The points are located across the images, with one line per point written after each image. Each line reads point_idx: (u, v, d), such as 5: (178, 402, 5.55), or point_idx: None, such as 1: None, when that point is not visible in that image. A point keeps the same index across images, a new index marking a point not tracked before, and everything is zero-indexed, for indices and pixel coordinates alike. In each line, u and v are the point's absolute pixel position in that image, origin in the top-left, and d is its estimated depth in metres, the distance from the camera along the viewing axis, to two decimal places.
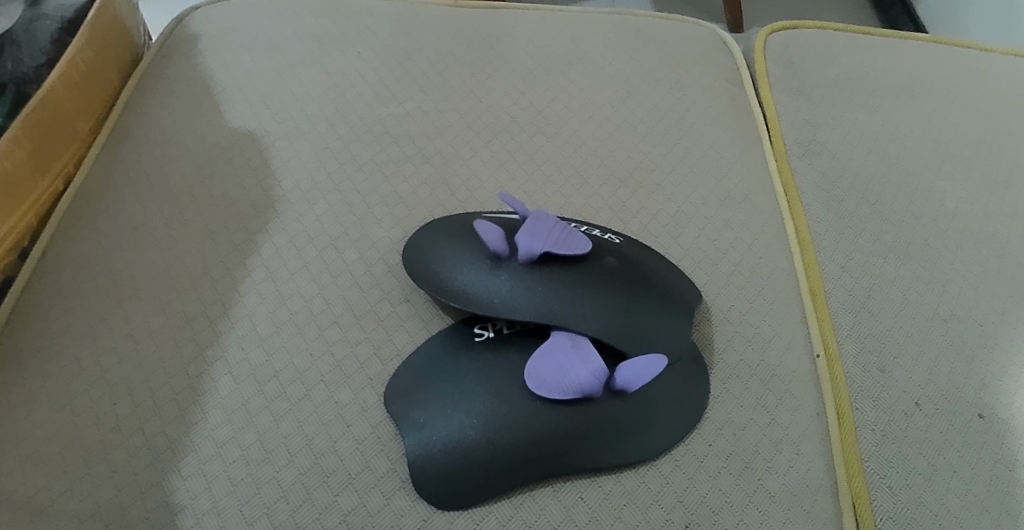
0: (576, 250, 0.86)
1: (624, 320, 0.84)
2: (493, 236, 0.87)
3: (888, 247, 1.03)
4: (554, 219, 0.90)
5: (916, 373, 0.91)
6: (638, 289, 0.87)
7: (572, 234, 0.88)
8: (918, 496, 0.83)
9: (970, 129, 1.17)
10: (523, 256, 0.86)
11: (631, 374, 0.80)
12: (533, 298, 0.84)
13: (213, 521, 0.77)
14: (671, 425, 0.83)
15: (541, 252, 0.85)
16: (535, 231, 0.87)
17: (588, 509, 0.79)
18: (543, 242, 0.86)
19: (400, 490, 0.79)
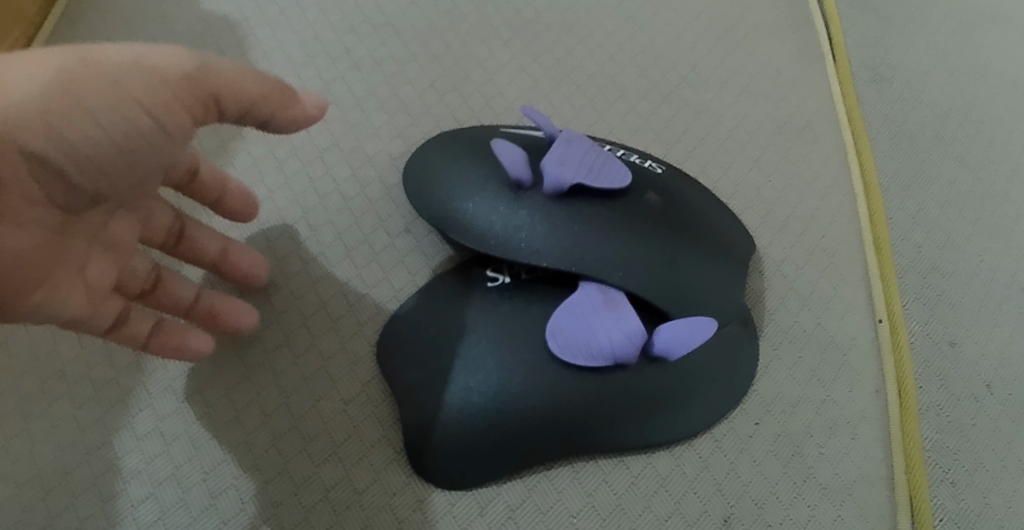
0: (614, 184, 0.70)
1: (664, 272, 0.69)
2: (512, 160, 0.70)
3: (965, 196, 0.88)
4: (591, 143, 0.73)
5: (989, 349, 0.79)
6: (686, 236, 0.72)
7: (612, 165, 0.71)
8: (984, 495, 0.72)
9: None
10: (548, 189, 0.69)
11: (673, 337, 0.66)
12: (557, 238, 0.68)
13: (171, 492, 0.65)
14: (715, 399, 0.71)
15: (572, 185, 0.69)
16: (565, 157, 0.70)
17: (612, 495, 0.68)
18: (574, 173, 0.69)
19: (393, 463, 0.67)
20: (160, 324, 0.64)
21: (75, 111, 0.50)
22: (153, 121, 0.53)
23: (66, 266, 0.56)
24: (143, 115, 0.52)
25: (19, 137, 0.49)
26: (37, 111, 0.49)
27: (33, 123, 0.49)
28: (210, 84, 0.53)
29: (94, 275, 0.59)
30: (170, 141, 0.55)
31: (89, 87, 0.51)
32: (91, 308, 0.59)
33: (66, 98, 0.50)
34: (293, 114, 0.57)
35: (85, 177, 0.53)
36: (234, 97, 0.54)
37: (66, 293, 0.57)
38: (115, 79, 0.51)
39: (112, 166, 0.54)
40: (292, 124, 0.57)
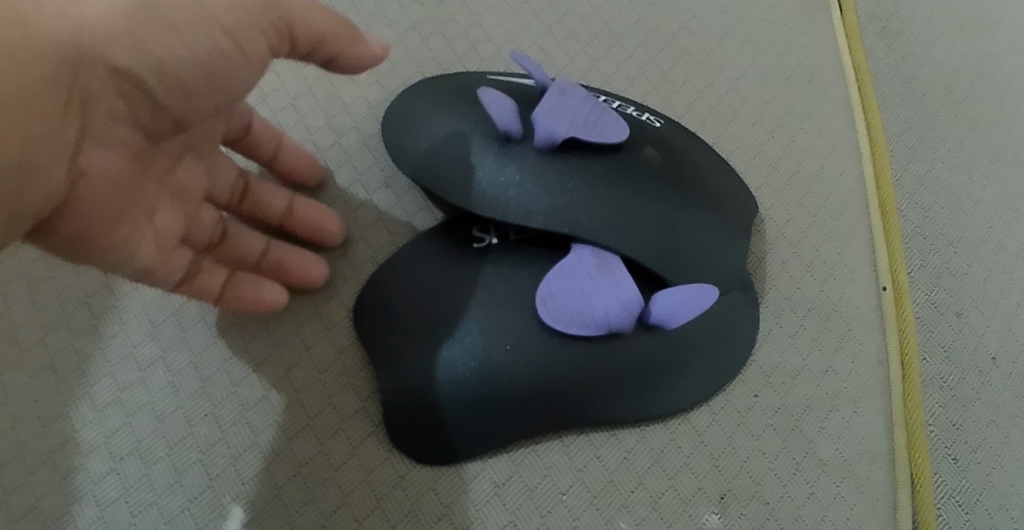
0: (610, 138, 0.64)
1: (665, 235, 0.64)
2: (501, 110, 0.64)
3: (974, 158, 0.84)
4: (585, 94, 0.67)
5: (996, 320, 0.76)
6: (686, 196, 0.66)
7: (609, 117, 0.65)
8: (985, 473, 0.70)
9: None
10: (540, 142, 0.63)
11: (671, 305, 0.62)
12: (551, 198, 0.62)
13: (134, 468, 0.60)
14: (713, 371, 0.67)
15: (566, 137, 0.63)
16: (559, 108, 0.64)
17: (604, 471, 0.63)
18: (568, 125, 0.63)
19: (371, 437, 0.63)
20: (230, 276, 0.63)
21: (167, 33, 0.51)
22: (230, 50, 0.54)
23: (141, 203, 0.58)
24: (224, 42, 0.53)
25: (111, 56, 0.50)
26: (128, 32, 0.50)
27: (126, 42, 0.50)
28: (288, 13, 0.53)
29: (160, 219, 0.59)
30: (244, 72, 0.56)
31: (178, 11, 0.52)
32: (163, 255, 0.60)
33: (154, 17, 0.51)
34: (357, 48, 0.56)
35: (169, 102, 0.55)
36: (309, 29, 0.54)
37: (139, 231, 0.58)
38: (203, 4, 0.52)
39: (192, 96, 0.55)
40: (354, 59, 0.57)
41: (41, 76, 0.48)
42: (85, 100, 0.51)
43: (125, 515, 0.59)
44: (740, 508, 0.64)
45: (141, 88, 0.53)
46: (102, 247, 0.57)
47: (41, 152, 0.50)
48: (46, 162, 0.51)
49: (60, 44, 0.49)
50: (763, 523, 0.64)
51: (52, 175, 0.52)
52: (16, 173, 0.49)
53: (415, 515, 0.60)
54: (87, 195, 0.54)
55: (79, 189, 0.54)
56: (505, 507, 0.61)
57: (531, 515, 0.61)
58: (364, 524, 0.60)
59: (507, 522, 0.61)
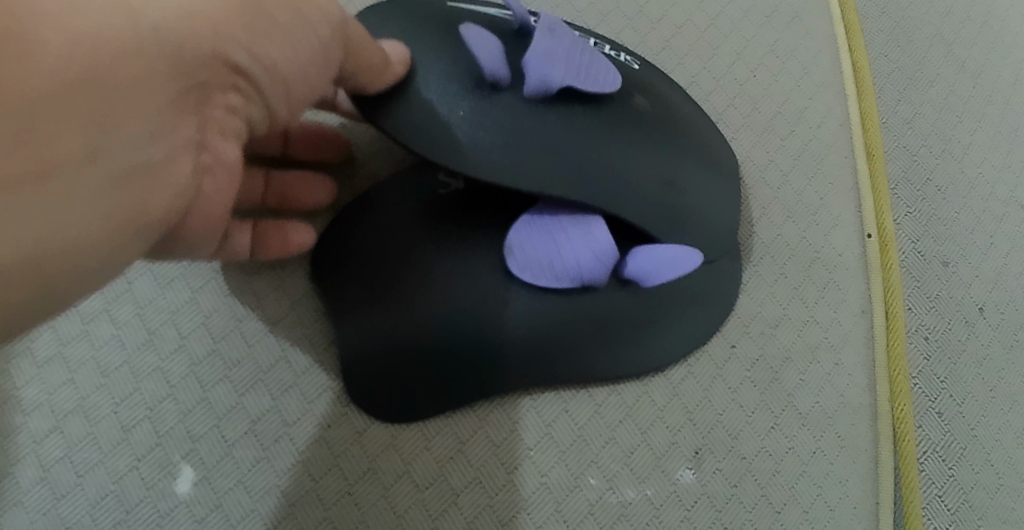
0: (606, 87, 0.55)
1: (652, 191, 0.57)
2: (489, 48, 0.52)
3: (964, 102, 0.80)
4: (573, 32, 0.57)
5: (984, 270, 0.73)
6: (673, 148, 0.60)
7: (602, 62, 0.57)
8: (971, 427, 0.67)
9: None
10: (532, 88, 0.53)
11: (647, 261, 0.58)
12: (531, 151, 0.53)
13: (78, 426, 0.57)
14: (691, 328, 0.63)
15: (562, 85, 0.53)
16: (553, 48, 0.54)
17: (574, 426, 0.60)
18: (563, 71, 0.53)
19: (327, 392, 0.59)
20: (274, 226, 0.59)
21: (268, 28, 0.43)
22: (334, 51, 0.48)
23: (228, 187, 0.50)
24: (337, 40, 0.47)
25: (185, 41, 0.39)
26: (236, 20, 0.42)
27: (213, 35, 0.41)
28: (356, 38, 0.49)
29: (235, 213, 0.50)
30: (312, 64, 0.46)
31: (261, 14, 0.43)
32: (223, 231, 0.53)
33: (259, 3, 0.43)
34: (378, 61, 0.50)
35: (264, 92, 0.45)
36: (357, 36, 0.49)
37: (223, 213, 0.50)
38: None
39: (298, 90, 0.48)
40: (370, 67, 0.50)
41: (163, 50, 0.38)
42: (204, 89, 0.42)
43: (69, 475, 0.56)
44: (716, 462, 0.61)
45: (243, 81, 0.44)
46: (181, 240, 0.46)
47: (161, 145, 0.40)
48: (163, 160, 0.40)
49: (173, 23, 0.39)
50: (740, 478, 0.61)
51: (170, 177, 0.41)
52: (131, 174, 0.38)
53: (374, 473, 0.57)
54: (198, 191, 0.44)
55: (196, 193, 0.44)
56: (469, 464, 0.58)
57: (496, 472, 0.58)
58: (321, 482, 0.57)
59: (471, 479, 0.58)
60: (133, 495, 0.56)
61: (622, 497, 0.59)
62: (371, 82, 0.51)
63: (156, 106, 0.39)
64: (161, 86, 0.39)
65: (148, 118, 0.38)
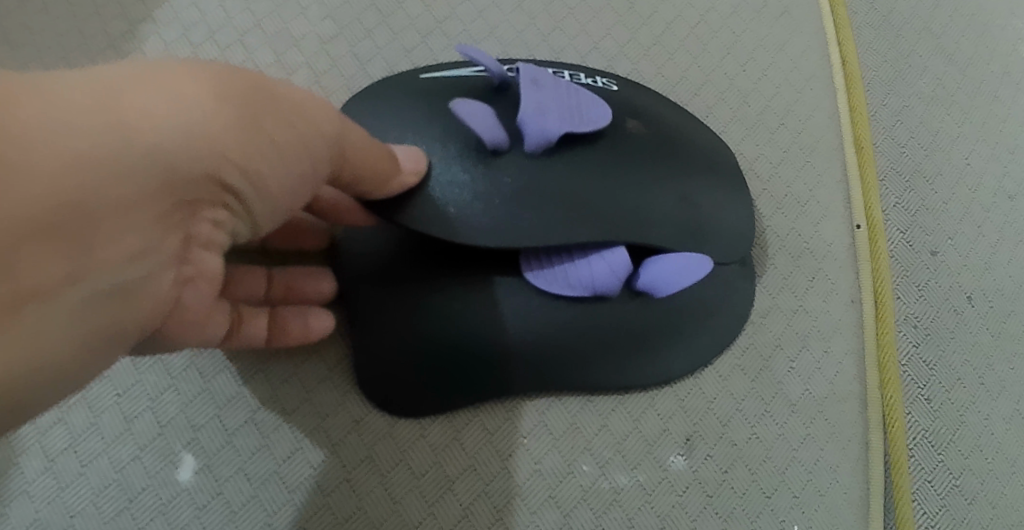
0: (598, 121, 0.56)
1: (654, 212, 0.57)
2: (484, 116, 0.52)
3: (951, 95, 0.81)
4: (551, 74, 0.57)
5: (972, 260, 0.74)
6: (674, 172, 0.59)
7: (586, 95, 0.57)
8: (959, 413, 0.69)
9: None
10: (536, 147, 0.53)
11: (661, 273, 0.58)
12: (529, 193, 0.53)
13: (82, 417, 0.58)
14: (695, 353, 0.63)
15: (561, 135, 0.53)
16: (542, 100, 0.53)
17: (567, 414, 0.61)
18: (557, 120, 0.53)
19: (325, 382, 0.60)
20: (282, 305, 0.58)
21: (267, 147, 0.42)
22: (325, 161, 0.46)
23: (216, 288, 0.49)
24: (329, 151, 0.46)
25: (186, 166, 0.38)
26: (238, 143, 0.40)
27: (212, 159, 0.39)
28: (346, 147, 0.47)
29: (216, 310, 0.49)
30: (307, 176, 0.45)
31: (265, 138, 0.42)
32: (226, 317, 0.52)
33: (259, 123, 0.41)
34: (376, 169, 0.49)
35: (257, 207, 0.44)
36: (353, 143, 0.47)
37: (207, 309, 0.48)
38: (290, 117, 0.43)
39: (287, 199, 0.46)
40: (372, 174, 0.49)
41: (152, 174, 0.37)
42: (192, 207, 0.40)
43: (74, 465, 0.57)
44: (708, 449, 0.62)
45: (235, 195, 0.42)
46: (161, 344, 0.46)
47: (141, 267, 0.38)
48: (144, 279, 0.39)
49: (162, 143, 0.37)
50: (731, 464, 0.62)
51: (150, 295, 0.40)
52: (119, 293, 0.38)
53: (371, 461, 0.58)
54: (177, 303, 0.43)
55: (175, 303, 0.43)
56: (464, 451, 0.59)
57: (491, 459, 0.59)
58: (320, 470, 0.58)
59: (466, 466, 0.59)
60: (136, 484, 0.57)
61: (615, 482, 0.60)
62: (373, 188, 0.50)
63: (139, 232, 0.37)
64: (150, 207, 0.37)
65: (129, 242, 0.37)
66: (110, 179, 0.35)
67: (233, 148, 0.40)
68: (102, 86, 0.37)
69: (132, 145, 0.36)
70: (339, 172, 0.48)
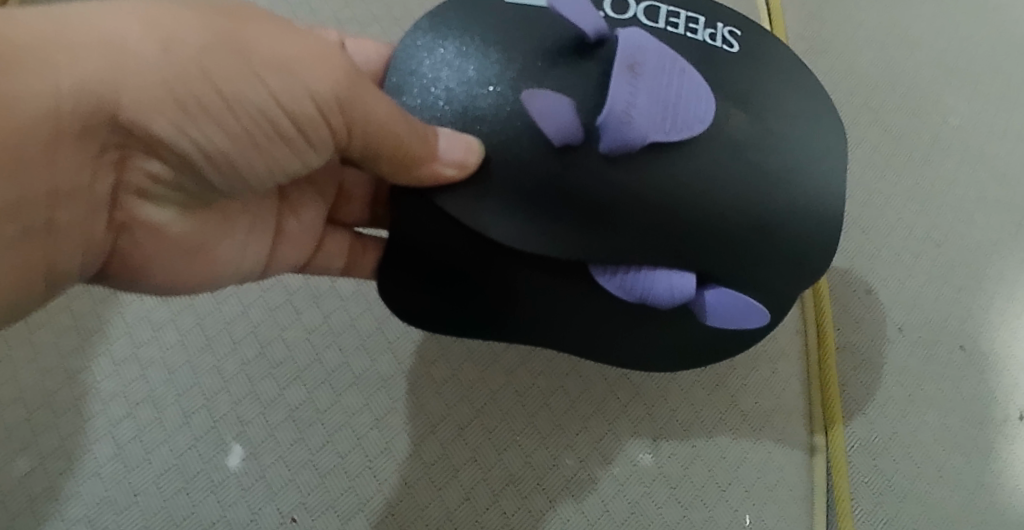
0: (688, 128, 0.49)
1: (700, 246, 0.51)
2: (565, 111, 0.47)
3: (887, 160, 0.94)
4: (657, 42, 0.50)
5: (902, 298, 0.86)
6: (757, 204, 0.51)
7: (692, 76, 0.50)
8: (892, 425, 0.80)
9: (1002, 15, 1.02)
10: (614, 148, 0.48)
11: (715, 311, 0.54)
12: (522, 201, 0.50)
13: (148, 412, 0.70)
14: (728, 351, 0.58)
15: (637, 144, 0.48)
16: (631, 98, 0.47)
17: (553, 416, 0.73)
18: (642, 125, 0.48)
19: (352, 386, 0.72)
20: (367, 244, 0.69)
21: (213, 104, 0.48)
22: (308, 121, 0.50)
23: (227, 229, 0.60)
24: (314, 112, 0.49)
25: (118, 113, 0.47)
26: (168, 96, 0.47)
27: (138, 116, 0.47)
28: (350, 117, 0.49)
29: (249, 257, 0.63)
30: (287, 148, 0.52)
31: (213, 96, 0.47)
32: (249, 254, 0.63)
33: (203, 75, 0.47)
34: (423, 141, 0.48)
35: (206, 170, 0.52)
36: (357, 108, 0.49)
37: (227, 252, 0.61)
38: (256, 72, 0.48)
39: (279, 156, 0.52)
40: (387, 152, 0.50)
41: (76, 117, 0.46)
42: (119, 152, 0.50)
43: (139, 452, 0.69)
44: (671, 449, 0.74)
45: (191, 155, 0.50)
46: (138, 277, 0.59)
47: (68, 206, 0.50)
48: (73, 221, 0.51)
49: (97, 93, 0.45)
50: (691, 462, 0.73)
51: (80, 230, 0.52)
52: (39, 230, 0.50)
53: (388, 451, 0.70)
54: (133, 238, 0.56)
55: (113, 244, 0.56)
56: (467, 446, 0.71)
57: (489, 452, 0.71)
58: (346, 458, 0.69)
59: (468, 458, 0.70)
60: (191, 468, 0.68)
61: (593, 474, 0.71)
62: (394, 172, 0.51)
63: (66, 175, 0.48)
64: (74, 148, 0.47)
65: (50, 182, 0.48)
66: (28, 125, 0.45)
67: (177, 101, 0.47)
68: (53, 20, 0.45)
69: (59, 90, 0.45)
70: (349, 141, 0.52)
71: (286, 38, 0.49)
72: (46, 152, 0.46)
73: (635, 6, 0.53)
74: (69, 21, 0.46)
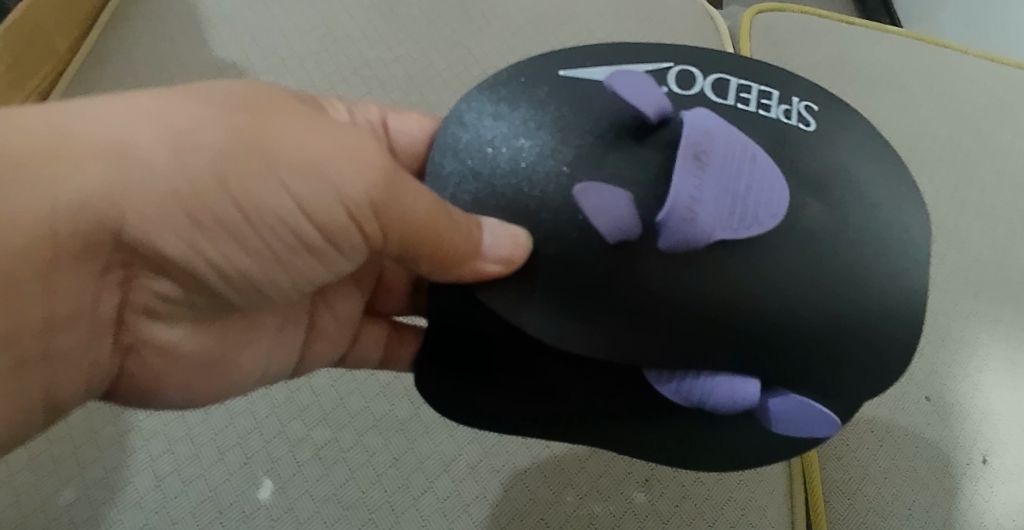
0: (755, 224, 0.54)
1: (738, 332, 0.55)
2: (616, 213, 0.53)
3: None
4: (727, 137, 0.54)
5: None
6: (778, 263, 0.55)
7: (763, 164, 0.55)
8: (865, 467, 0.85)
9: (962, 102, 1.12)
10: (674, 246, 0.53)
11: (774, 412, 0.58)
12: (544, 275, 0.56)
13: (186, 448, 0.77)
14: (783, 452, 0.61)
15: (703, 240, 0.53)
16: (701, 198, 0.52)
17: (554, 458, 0.81)
18: (710, 223, 0.52)
19: (373, 429, 0.80)
20: (403, 336, 0.79)
21: (229, 217, 0.55)
22: (328, 231, 0.57)
23: (231, 337, 0.69)
24: (336, 218, 0.56)
25: (125, 225, 0.54)
26: (178, 208, 0.54)
27: (145, 227, 0.54)
28: (383, 219, 0.56)
29: (269, 363, 0.73)
30: (309, 260, 0.59)
31: (223, 205, 0.54)
32: (275, 353, 0.73)
33: (213, 187, 0.54)
34: (467, 240, 0.54)
35: (218, 285, 0.60)
36: (393, 207, 0.55)
37: (244, 360, 0.71)
38: (277, 179, 0.54)
39: (301, 265, 0.60)
40: (434, 256, 0.57)
41: (85, 233, 0.54)
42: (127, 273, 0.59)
43: (178, 484, 0.76)
44: (662, 488, 0.81)
45: (208, 274, 0.58)
46: (153, 389, 0.68)
47: (73, 331, 0.60)
48: (79, 344, 0.61)
49: (105, 206, 0.53)
50: (680, 500, 0.80)
51: (84, 355, 0.62)
52: (48, 357, 0.60)
53: (405, 487, 0.77)
54: (143, 357, 0.66)
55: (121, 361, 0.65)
56: (476, 483, 0.78)
57: (496, 489, 0.78)
58: (366, 493, 0.76)
59: (477, 494, 0.78)
60: (226, 499, 0.75)
61: (591, 510, 0.78)
62: (435, 271, 0.59)
63: (68, 303, 0.58)
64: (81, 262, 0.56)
65: (57, 308, 0.57)
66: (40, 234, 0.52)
67: (186, 210, 0.54)
68: (71, 134, 0.53)
69: (68, 200, 0.52)
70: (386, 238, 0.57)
71: (309, 138, 0.55)
72: (53, 271, 0.55)
73: (701, 80, 0.60)
74: (80, 134, 0.53)
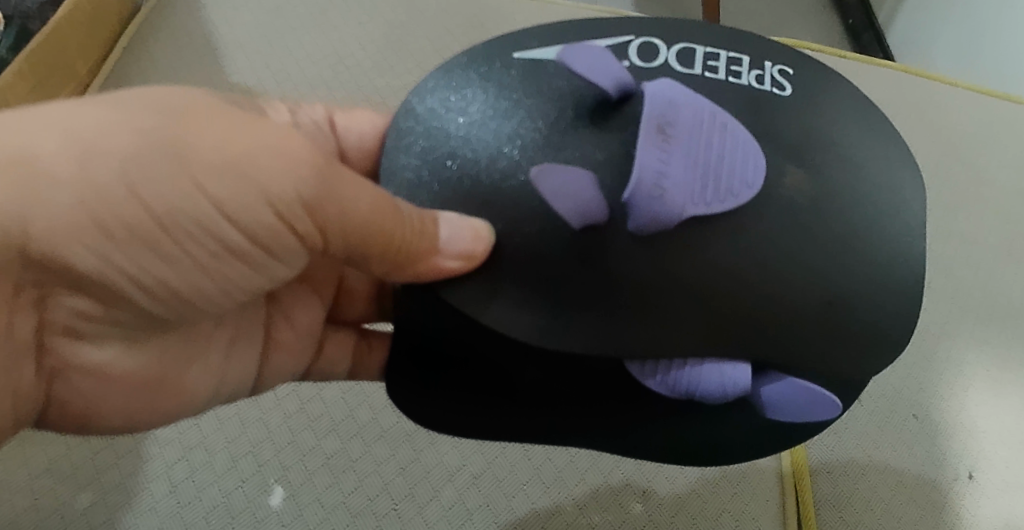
0: (729, 197, 0.55)
1: (727, 327, 0.57)
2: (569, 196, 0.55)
3: None
4: (690, 108, 0.56)
5: None
6: (761, 257, 0.56)
7: (732, 133, 0.56)
8: (855, 482, 0.88)
9: (950, 131, 1.16)
10: (647, 225, 0.55)
11: (775, 402, 0.62)
12: (519, 277, 0.57)
13: (200, 455, 0.80)
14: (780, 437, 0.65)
15: (676, 217, 0.54)
16: (669, 174, 0.53)
17: (555, 469, 0.83)
18: (681, 199, 0.54)
19: (381, 439, 0.83)
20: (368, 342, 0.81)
21: (149, 229, 0.53)
22: (260, 236, 0.56)
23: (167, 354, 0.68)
24: (261, 221, 0.54)
25: (34, 240, 0.52)
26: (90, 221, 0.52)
27: (56, 241, 0.52)
28: (321, 223, 0.56)
29: (206, 379, 0.72)
30: (245, 269, 0.59)
31: (135, 215, 0.52)
32: (219, 373, 0.72)
33: (125, 198, 0.52)
34: (423, 235, 0.56)
35: (148, 303, 0.59)
36: (328, 205, 0.55)
37: (190, 379, 0.70)
38: (193, 186, 0.52)
39: (234, 273, 0.58)
40: (395, 260, 0.58)
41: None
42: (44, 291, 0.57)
43: (192, 489, 0.78)
44: (659, 500, 0.83)
45: (138, 291, 0.57)
46: (86, 412, 0.67)
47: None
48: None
49: (8, 219, 0.51)
50: (676, 511, 0.83)
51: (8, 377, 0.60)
52: None
53: (411, 496, 0.80)
54: (72, 378, 0.64)
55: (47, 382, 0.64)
56: (479, 492, 0.81)
57: (500, 499, 0.81)
58: (374, 501, 0.79)
59: (480, 503, 0.80)
60: (237, 506, 0.78)
61: (590, 520, 0.81)
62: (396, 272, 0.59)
63: None
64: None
65: None
66: None
67: (96, 224, 0.52)
68: None
69: None
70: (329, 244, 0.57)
71: (227, 138, 0.53)
72: None
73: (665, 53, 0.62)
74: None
